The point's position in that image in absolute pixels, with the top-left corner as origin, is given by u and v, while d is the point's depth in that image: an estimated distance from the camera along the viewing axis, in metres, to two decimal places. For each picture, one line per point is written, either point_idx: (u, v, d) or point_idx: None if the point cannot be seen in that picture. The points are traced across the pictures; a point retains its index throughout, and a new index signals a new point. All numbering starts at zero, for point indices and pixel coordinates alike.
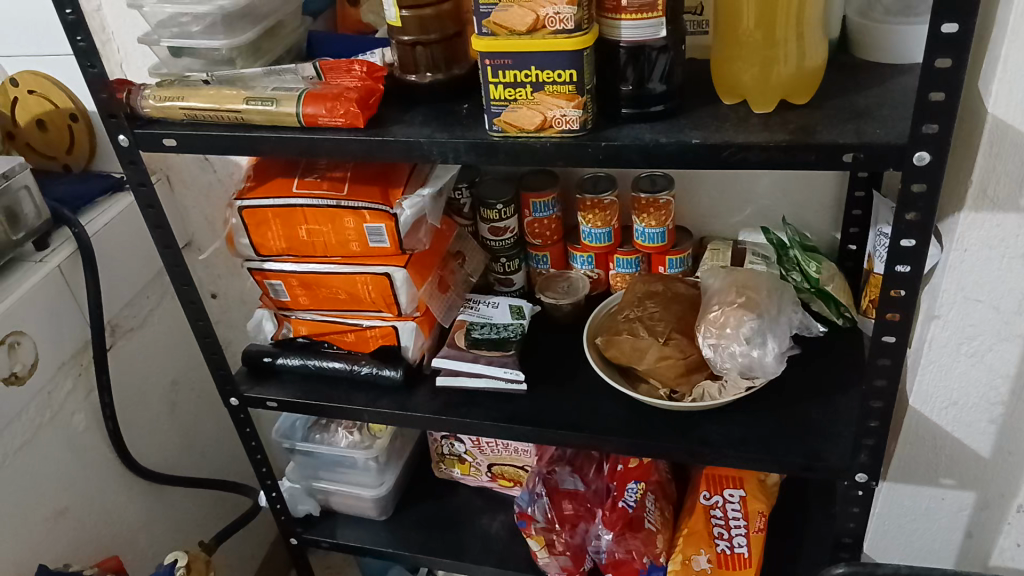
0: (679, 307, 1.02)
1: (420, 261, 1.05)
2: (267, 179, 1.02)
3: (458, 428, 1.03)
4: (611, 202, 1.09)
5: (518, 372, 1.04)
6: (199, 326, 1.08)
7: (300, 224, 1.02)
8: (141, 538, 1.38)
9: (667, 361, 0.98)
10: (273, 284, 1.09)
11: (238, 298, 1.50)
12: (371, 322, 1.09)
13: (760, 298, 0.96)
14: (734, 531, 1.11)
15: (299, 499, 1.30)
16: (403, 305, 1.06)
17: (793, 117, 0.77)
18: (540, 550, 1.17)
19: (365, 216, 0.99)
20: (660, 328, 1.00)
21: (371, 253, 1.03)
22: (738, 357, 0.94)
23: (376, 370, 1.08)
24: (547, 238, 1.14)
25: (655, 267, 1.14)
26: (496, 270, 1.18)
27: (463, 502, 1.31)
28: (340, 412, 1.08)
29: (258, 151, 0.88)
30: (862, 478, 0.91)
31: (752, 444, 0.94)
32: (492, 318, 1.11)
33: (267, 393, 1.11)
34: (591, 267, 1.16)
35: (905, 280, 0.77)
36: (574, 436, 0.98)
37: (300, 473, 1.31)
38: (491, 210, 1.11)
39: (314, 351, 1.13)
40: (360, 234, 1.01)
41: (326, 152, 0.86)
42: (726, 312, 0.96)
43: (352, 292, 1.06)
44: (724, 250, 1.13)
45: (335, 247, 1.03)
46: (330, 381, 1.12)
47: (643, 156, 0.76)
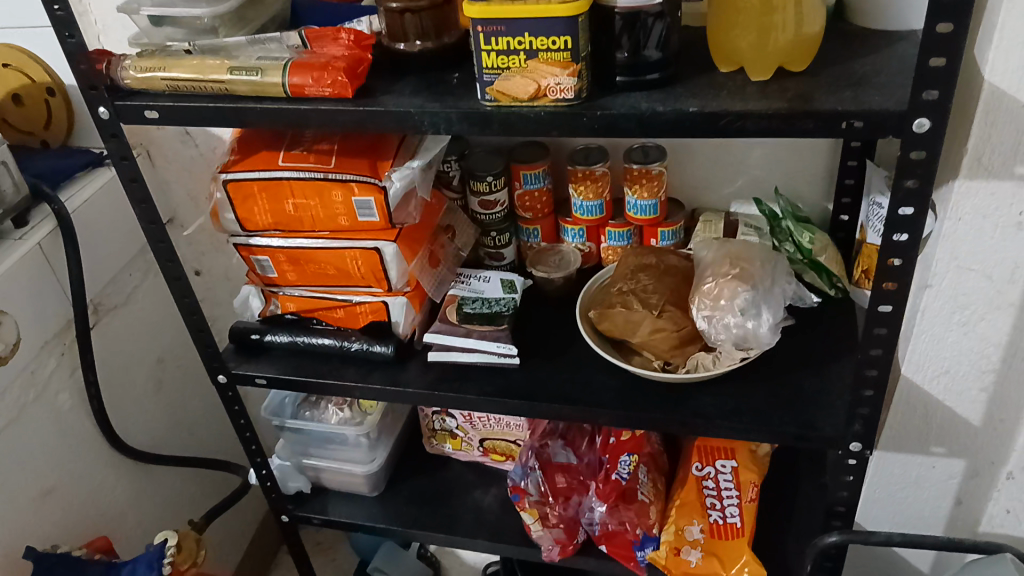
0: (672, 280, 1.02)
1: (410, 235, 1.03)
2: (253, 152, 1.00)
3: (450, 402, 1.02)
4: (603, 173, 1.08)
5: (511, 347, 1.03)
6: (185, 303, 1.06)
7: (287, 198, 1.00)
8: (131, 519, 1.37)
9: (660, 333, 0.97)
10: (259, 260, 1.07)
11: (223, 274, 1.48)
12: (362, 298, 1.07)
13: (754, 270, 0.96)
14: (726, 501, 1.12)
15: (290, 476, 1.28)
16: (394, 280, 1.04)
17: (790, 86, 0.76)
18: (534, 523, 1.15)
19: (353, 190, 0.97)
20: (653, 300, 0.99)
21: (360, 227, 1.01)
22: (732, 328, 0.93)
23: (366, 346, 1.06)
24: (538, 211, 1.13)
25: (648, 239, 1.13)
26: (486, 245, 1.16)
27: (455, 477, 1.31)
28: (331, 387, 1.07)
29: (244, 123, 0.86)
30: (856, 447, 0.92)
31: (745, 415, 0.94)
32: (485, 293, 1.09)
33: (255, 370, 1.10)
34: (582, 241, 1.15)
35: (902, 249, 0.76)
36: (568, 408, 0.98)
37: (291, 450, 1.30)
38: (481, 183, 1.10)
39: (303, 328, 1.11)
40: (349, 208, 0.99)
41: (314, 123, 0.84)
42: (720, 283, 0.95)
43: (341, 267, 1.04)
44: (716, 222, 1.12)
45: (323, 221, 1.01)
46: (320, 357, 1.10)
47: (640, 125, 0.75)
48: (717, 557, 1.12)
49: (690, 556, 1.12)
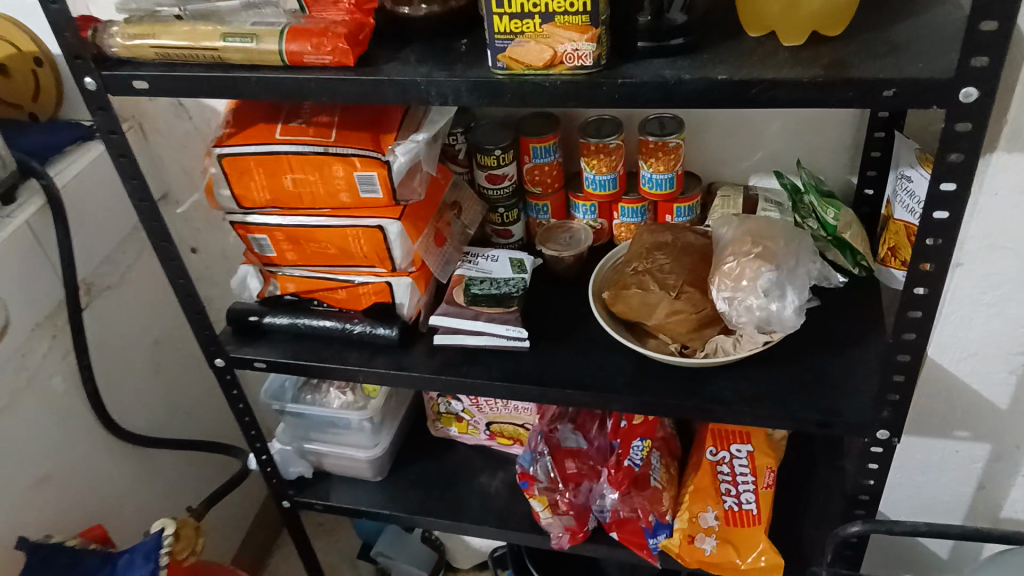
0: (689, 259, 0.97)
1: (415, 213, 0.98)
2: (249, 125, 0.95)
3: (457, 387, 0.98)
4: (617, 146, 1.03)
5: (520, 330, 0.98)
6: (179, 285, 1.01)
7: (285, 174, 0.94)
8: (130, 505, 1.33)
9: (678, 316, 0.93)
10: (256, 238, 1.02)
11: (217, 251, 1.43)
12: (364, 279, 1.03)
13: (777, 249, 0.91)
14: (742, 488, 1.09)
15: (291, 460, 1.24)
16: (398, 260, 0.99)
17: (825, 52, 0.71)
18: (543, 510, 1.12)
19: (355, 165, 0.92)
20: (671, 281, 0.94)
21: (362, 204, 0.96)
22: (755, 310, 0.88)
23: (369, 329, 1.02)
24: (548, 186, 1.08)
25: (662, 216, 1.09)
26: (493, 221, 1.11)
27: (461, 461, 1.27)
28: (332, 372, 1.03)
29: (239, 94, 0.81)
30: (884, 435, 0.87)
31: (767, 401, 0.90)
32: (493, 274, 1.04)
33: (255, 353, 1.05)
34: (594, 217, 1.11)
35: (940, 227, 0.72)
36: (580, 394, 0.94)
37: (292, 435, 1.25)
38: (489, 156, 1.05)
39: (304, 309, 1.06)
40: (351, 185, 0.94)
41: (313, 93, 0.79)
42: (742, 263, 0.90)
43: (343, 246, 0.99)
44: (735, 198, 1.07)
45: (323, 198, 0.96)
46: (322, 340, 1.06)
47: (663, 95, 0.70)
48: (732, 545, 1.08)
49: (705, 544, 1.07)
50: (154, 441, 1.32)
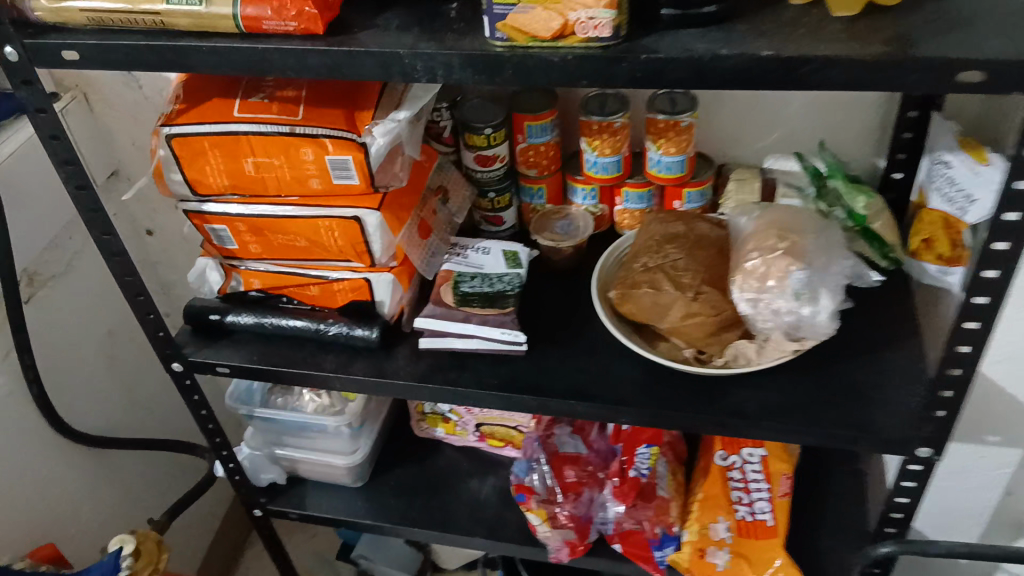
0: (705, 253, 0.87)
1: (396, 202, 0.86)
2: (202, 101, 0.82)
3: (446, 397, 0.87)
4: (623, 125, 0.92)
5: (517, 333, 0.87)
6: (128, 283, 0.88)
7: (246, 157, 0.82)
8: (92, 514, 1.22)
9: (695, 319, 0.82)
10: (215, 230, 0.89)
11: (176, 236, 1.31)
12: (340, 274, 0.91)
13: (806, 244, 0.81)
14: (754, 495, 1.03)
15: (261, 468, 1.14)
16: (377, 254, 0.88)
17: (883, 25, 0.60)
18: (541, 524, 1.02)
19: (327, 147, 0.80)
20: (687, 280, 0.84)
21: (335, 192, 0.84)
22: (783, 314, 0.79)
23: (346, 330, 0.91)
24: (544, 167, 0.97)
25: (670, 201, 0.98)
26: (484, 208, 1.01)
27: (447, 464, 1.17)
28: (305, 378, 0.92)
29: (188, 68, 0.68)
30: (924, 452, 0.79)
31: (795, 414, 0.80)
32: (485, 269, 0.92)
33: (216, 357, 0.94)
34: (594, 203, 1.01)
35: (1012, 230, 0.62)
36: (586, 406, 0.84)
37: (262, 440, 1.14)
38: (478, 135, 0.93)
39: (271, 308, 0.95)
40: (322, 170, 0.82)
41: (275, 67, 0.66)
42: (767, 260, 0.80)
43: (314, 239, 0.87)
44: (752, 181, 0.97)
45: (290, 185, 0.84)
46: (292, 342, 0.95)
47: (697, 74, 0.59)
48: (746, 560, 0.99)
49: (716, 558, 0.99)
50: (109, 443, 1.21)
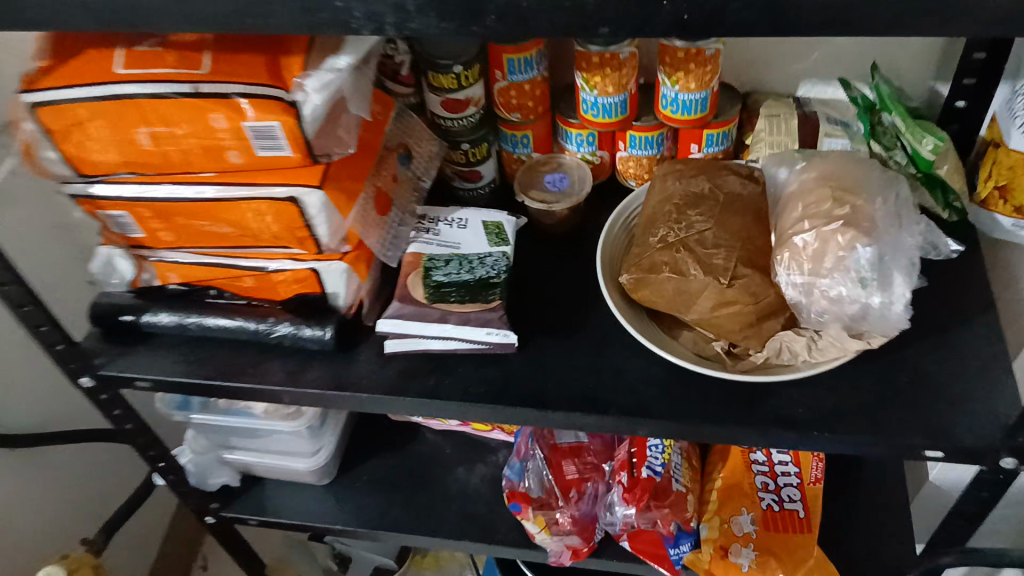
0: (738, 220, 0.69)
1: (344, 173, 0.67)
2: (72, 52, 0.61)
3: (423, 412, 0.71)
4: (629, 57, 0.72)
5: (507, 333, 0.70)
6: (8, 291, 0.69)
7: (138, 128, 0.62)
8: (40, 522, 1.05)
9: (730, 309, 0.66)
10: (113, 217, 0.69)
11: (73, 253, 1.01)
12: (280, 264, 0.72)
13: (868, 210, 0.64)
14: (782, 481, 0.90)
15: (210, 471, 0.97)
16: (324, 240, 0.69)
17: None
18: (539, 531, 0.88)
19: (244, 111, 0.60)
20: (719, 261, 0.66)
21: (263, 165, 0.64)
22: (846, 305, 0.62)
23: (293, 332, 0.73)
24: (528, 109, 0.79)
25: (685, 145, 0.80)
26: (455, 161, 0.81)
27: (429, 452, 1.03)
28: (246, 392, 0.74)
29: (24, 19, 0.47)
30: (1010, 464, 0.64)
31: (854, 421, 0.65)
32: (463, 248, 0.74)
33: (135, 370, 0.76)
34: (592, 150, 0.82)
35: None
36: (596, 420, 0.68)
37: (207, 443, 0.98)
38: (446, 76, 0.73)
39: (197, 304, 0.76)
40: (241, 140, 0.62)
41: (149, 16, 0.46)
42: (824, 235, 0.63)
43: (242, 224, 0.68)
44: (787, 117, 0.78)
45: (202, 159, 0.64)
46: (227, 345, 0.77)
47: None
48: (775, 558, 0.85)
49: (742, 558, 0.85)
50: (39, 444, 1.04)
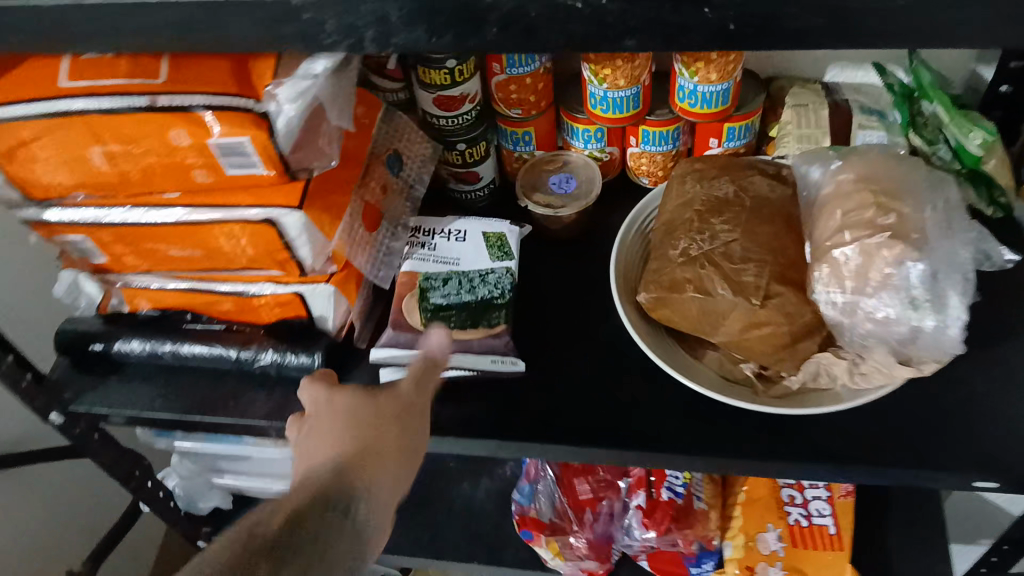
0: (769, 228, 0.62)
1: (326, 189, 0.60)
2: (10, 64, 0.53)
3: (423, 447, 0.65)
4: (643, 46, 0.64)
5: (516, 360, 0.65)
6: None
7: (90, 147, 0.54)
8: (30, 547, 0.99)
9: (763, 331, 0.59)
10: (71, 242, 0.62)
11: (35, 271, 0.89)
12: (260, 287, 0.65)
13: (916, 219, 0.57)
14: (810, 493, 0.84)
15: (200, 495, 0.93)
16: (307, 263, 0.62)
17: None
18: (552, 557, 0.83)
19: (208, 125, 0.52)
20: (749, 278, 0.59)
21: (234, 184, 0.57)
22: (895, 328, 0.55)
23: (278, 361, 0.67)
24: (530, 105, 0.71)
25: (704, 140, 0.72)
26: (451, 162, 0.74)
27: (431, 466, 0.96)
28: (230, 427, 0.68)
29: None
30: None
31: (899, 452, 0.59)
32: (462, 264, 0.67)
33: (108, 405, 0.70)
34: (601, 146, 0.75)
35: None
36: (614, 452, 0.62)
37: (195, 467, 0.91)
38: (437, 71, 0.66)
39: (171, 329, 0.69)
40: (207, 158, 0.54)
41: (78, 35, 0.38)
42: (868, 249, 0.56)
43: (215, 248, 0.61)
44: (817, 108, 0.70)
45: (165, 180, 0.56)
46: (208, 374, 0.71)
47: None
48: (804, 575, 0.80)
49: None
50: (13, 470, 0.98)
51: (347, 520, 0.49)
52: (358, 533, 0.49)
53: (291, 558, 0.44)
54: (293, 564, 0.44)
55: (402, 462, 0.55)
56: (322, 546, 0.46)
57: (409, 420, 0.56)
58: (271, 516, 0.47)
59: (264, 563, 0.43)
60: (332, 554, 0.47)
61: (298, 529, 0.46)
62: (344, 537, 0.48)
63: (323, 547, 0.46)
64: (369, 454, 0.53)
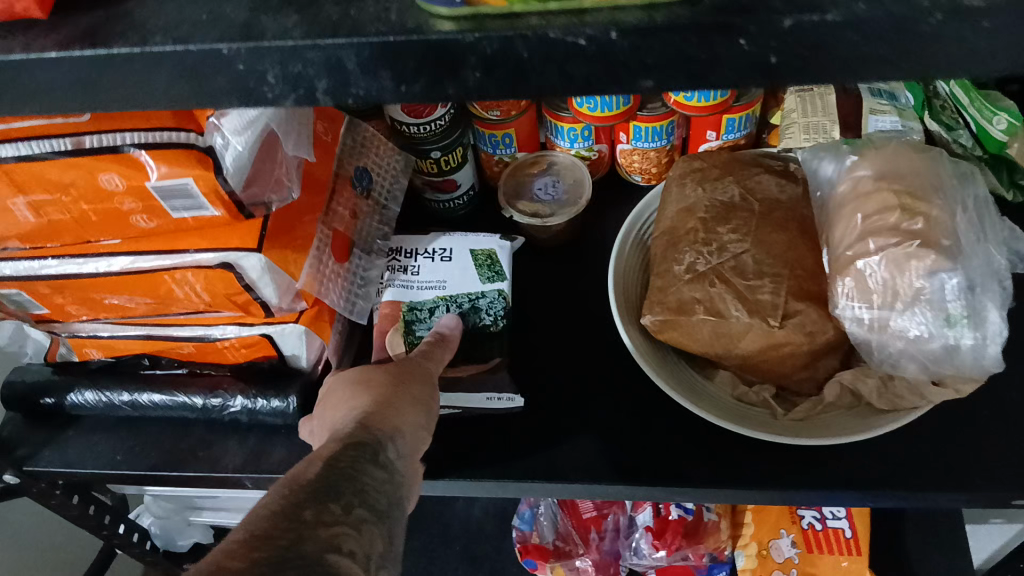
0: (783, 235, 0.56)
1: (285, 223, 0.53)
2: None
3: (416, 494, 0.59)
4: None
5: (512, 397, 0.60)
6: None
7: (12, 198, 0.47)
8: None
9: (781, 351, 0.54)
10: (7, 294, 0.56)
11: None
12: (223, 328, 0.59)
13: (946, 221, 0.50)
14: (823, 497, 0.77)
15: (176, 532, 0.89)
16: (274, 303, 0.55)
17: None
18: None
19: (145, 167, 0.45)
20: (764, 295, 0.53)
21: (182, 226, 0.50)
22: (931, 344, 0.49)
23: (250, 407, 0.60)
24: (509, 105, 0.64)
25: (700, 132, 0.66)
26: (425, 172, 0.67)
27: None
28: (203, 481, 0.62)
29: None
30: None
31: (933, 473, 0.55)
32: (450, 287, 0.62)
33: (66, 464, 0.63)
34: (588, 144, 0.68)
35: None
36: (625, 489, 0.57)
37: (172, 506, 0.87)
38: None
39: (129, 378, 0.63)
40: (147, 202, 0.47)
41: None
42: (894, 256, 0.49)
43: (168, 293, 0.54)
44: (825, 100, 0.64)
45: (102, 225, 0.49)
46: (175, 422, 0.64)
47: (912, 51, 0.25)
48: None
49: None
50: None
51: (378, 463, 0.40)
52: (398, 471, 0.41)
53: (333, 498, 0.35)
54: (336, 502, 0.35)
55: (418, 415, 0.49)
56: (363, 483, 0.37)
57: (415, 379, 0.52)
58: (305, 464, 0.37)
59: (309, 502, 0.33)
60: (375, 495, 0.37)
61: (333, 467, 0.37)
62: (382, 475, 0.39)
63: (364, 481, 0.37)
64: (387, 406, 0.47)
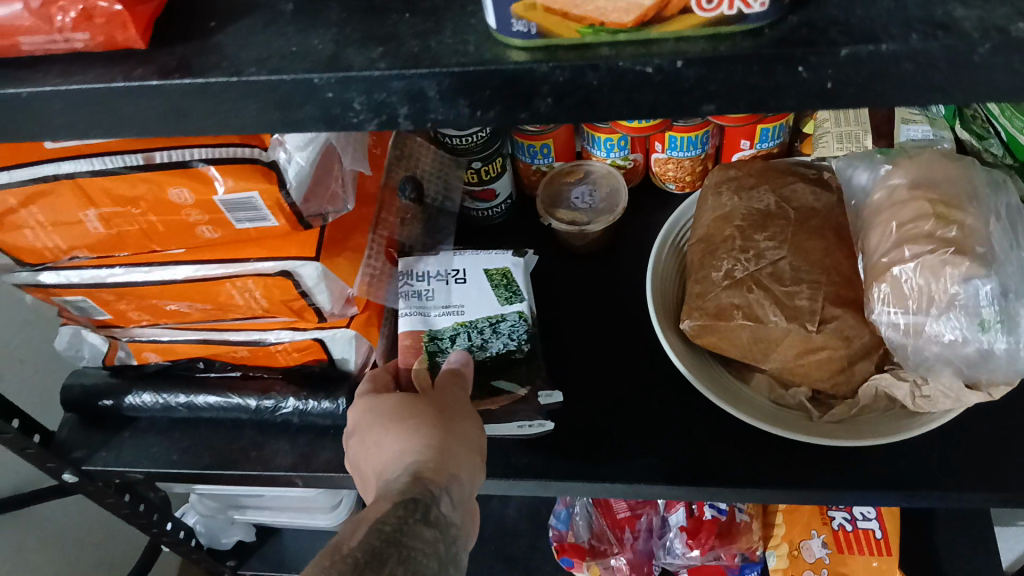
0: (819, 241, 0.57)
1: (338, 231, 0.56)
2: None
3: None
4: None
5: (543, 422, 0.61)
6: None
7: (83, 211, 0.50)
8: None
9: (817, 356, 0.55)
10: (72, 301, 0.59)
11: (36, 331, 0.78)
12: (277, 333, 0.61)
13: (981, 229, 0.50)
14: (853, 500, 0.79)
15: (218, 529, 0.92)
16: (327, 308, 0.58)
17: None
18: None
19: (212, 181, 0.47)
20: (801, 302, 0.55)
21: (243, 237, 0.52)
22: (963, 347, 0.49)
23: (302, 408, 0.63)
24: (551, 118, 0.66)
25: (734, 142, 0.68)
26: (466, 181, 0.68)
27: None
28: (255, 480, 0.65)
29: None
30: None
31: (966, 473, 0.56)
32: (469, 312, 0.61)
33: (126, 463, 0.66)
34: (624, 153, 0.69)
35: None
36: (663, 489, 0.59)
37: (216, 505, 0.91)
38: None
39: (185, 380, 0.66)
40: (212, 214, 0.49)
41: (66, 129, 0.33)
42: (926, 263, 0.50)
43: (227, 299, 0.57)
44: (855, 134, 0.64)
45: (167, 237, 0.52)
46: (226, 423, 0.67)
47: (957, 77, 0.27)
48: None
49: None
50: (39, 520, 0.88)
51: (430, 520, 0.41)
52: (450, 525, 0.42)
53: (377, 568, 0.35)
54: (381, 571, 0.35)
55: (466, 460, 0.49)
56: (410, 546, 0.37)
57: (453, 412, 0.53)
58: (353, 532, 0.38)
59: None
60: (424, 557, 0.37)
61: (381, 533, 0.38)
62: (433, 534, 0.39)
63: (410, 543, 0.38)
64: (433, 459, 0.47)
